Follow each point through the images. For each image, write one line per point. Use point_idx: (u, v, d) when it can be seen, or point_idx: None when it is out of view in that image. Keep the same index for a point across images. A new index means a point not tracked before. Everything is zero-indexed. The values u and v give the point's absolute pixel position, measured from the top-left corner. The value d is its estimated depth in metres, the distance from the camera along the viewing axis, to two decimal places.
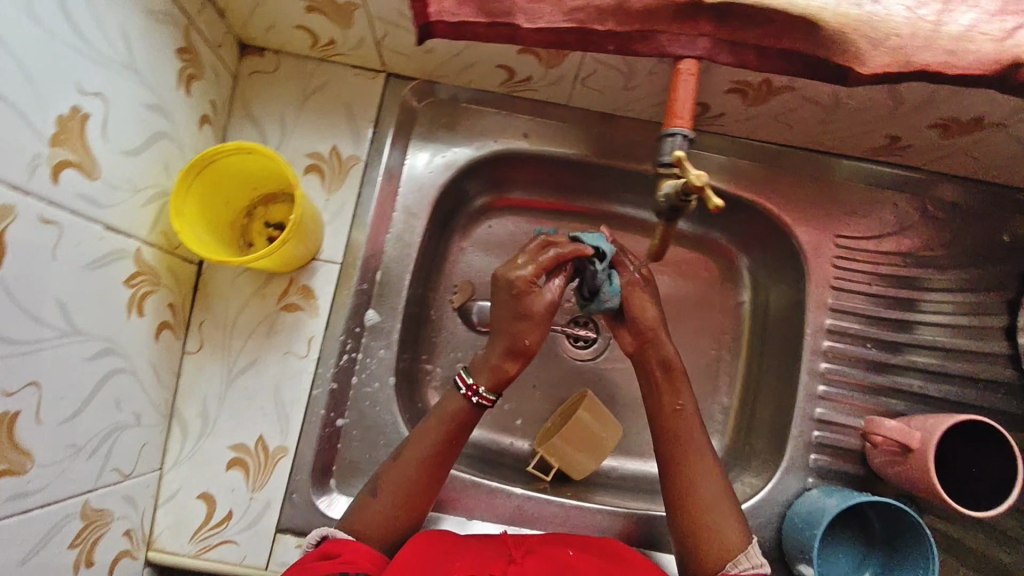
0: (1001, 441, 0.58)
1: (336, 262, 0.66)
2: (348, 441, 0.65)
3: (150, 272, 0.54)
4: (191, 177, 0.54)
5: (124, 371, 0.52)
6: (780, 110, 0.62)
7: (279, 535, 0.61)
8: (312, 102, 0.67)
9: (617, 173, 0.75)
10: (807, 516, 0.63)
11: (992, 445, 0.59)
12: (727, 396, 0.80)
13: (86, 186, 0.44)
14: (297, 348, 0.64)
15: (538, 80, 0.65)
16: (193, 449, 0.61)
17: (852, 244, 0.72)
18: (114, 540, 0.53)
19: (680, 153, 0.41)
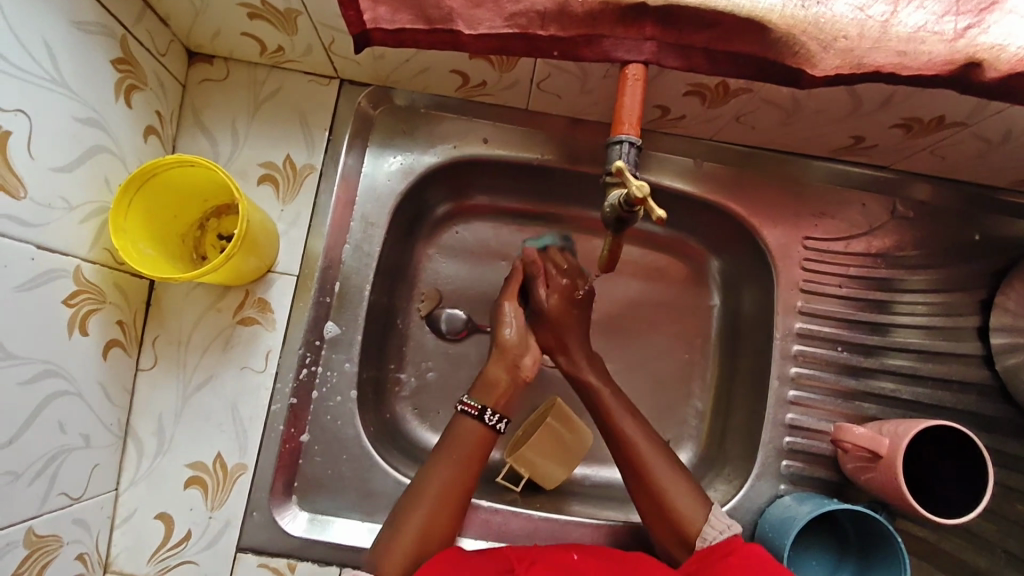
0: (969, 443, 0.57)
1: (293, 274, 0.64)
2: (310, 457, 0.64)
3: (93, 290, 0.53)
4: (132, 193, 0.53)
5: (69, 393, 0.51)
6: (740, 111, 0.61)
7: (240, 554, 0.60)
8: (264, 109, 0.66)
9: (580, 177, 0.74)
10: (778, 525, 0.62)
11: (958, 445, 0.59)
12: (701, 401, 0.80)
13: (9, 206, 0.43)
14: (254, 362, 0.63)
15: (493, 84, 0.63)
16: (150, 468, 0.60)
17: (821, 246, 0.70)
18: (67, 563, 0.53)
19: (621, 164, 0.40)
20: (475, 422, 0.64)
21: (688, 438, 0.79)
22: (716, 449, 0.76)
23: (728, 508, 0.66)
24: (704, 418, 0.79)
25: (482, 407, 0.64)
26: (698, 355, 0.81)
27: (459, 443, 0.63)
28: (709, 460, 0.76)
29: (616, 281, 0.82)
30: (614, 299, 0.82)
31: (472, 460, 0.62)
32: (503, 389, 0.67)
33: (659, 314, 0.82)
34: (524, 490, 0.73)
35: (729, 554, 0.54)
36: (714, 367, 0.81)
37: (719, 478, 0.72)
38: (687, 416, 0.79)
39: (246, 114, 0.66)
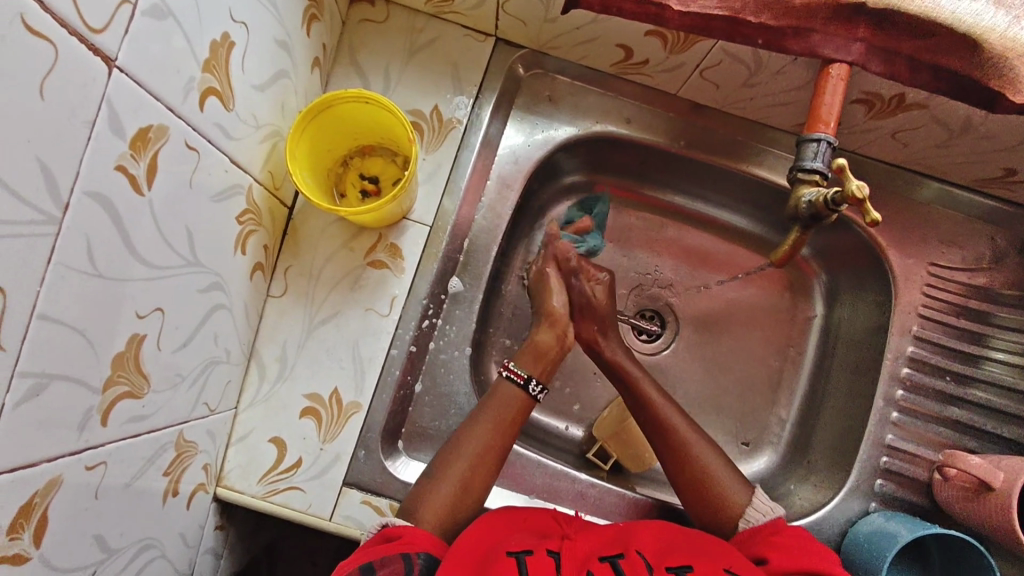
0: None
1: (426, 225, 0.65)
2: (420, 406, 0.67)
3: (256, 211, 0.54)
4: (306, 121, 0.53)
5: (224, 307, 0.52)
6: (902, 126, 0.60)
7: (346, 488, 0.61)
8: (419, 57, 0.66)
9: (703, 167, 0.74)
10: (871, 538, 0.63)
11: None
12: (786, 409, 0.80)
13: (223, 116, 0.43)
14: (379, 306, 0.63)
15: (655, 64, 0.63)
16: (269, 393, 0.62)
17: (944, 274, 0.70)
18: (196, 471, 0.54)
19: (841, 162, 0.40)
20: (518, 390, 0.65)
21: (769, 444, 0.79)
22: (799, 458, 0.76)
23: (815, 517, 0.67)
24: (786, 426, 0.79)
25: (529, 376, 0.66)
26: (790, 364, 0.80)
27: (497, 403, 0.64)
28: (790, 469, 0.76)
29: (718, 280, 0.82)
30: (714, 296, 0.82)
31: (507, 422, 0.63)
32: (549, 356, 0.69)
33: (755, 318, 0.81)
34: (610, 469, 0.73)
35: (773, 534, 0.58)
36: (804, 379, 0.80)
37: (802, 488, 0.73)
38: (770, 423, 0.80)
39: (401, 58, 0.65)
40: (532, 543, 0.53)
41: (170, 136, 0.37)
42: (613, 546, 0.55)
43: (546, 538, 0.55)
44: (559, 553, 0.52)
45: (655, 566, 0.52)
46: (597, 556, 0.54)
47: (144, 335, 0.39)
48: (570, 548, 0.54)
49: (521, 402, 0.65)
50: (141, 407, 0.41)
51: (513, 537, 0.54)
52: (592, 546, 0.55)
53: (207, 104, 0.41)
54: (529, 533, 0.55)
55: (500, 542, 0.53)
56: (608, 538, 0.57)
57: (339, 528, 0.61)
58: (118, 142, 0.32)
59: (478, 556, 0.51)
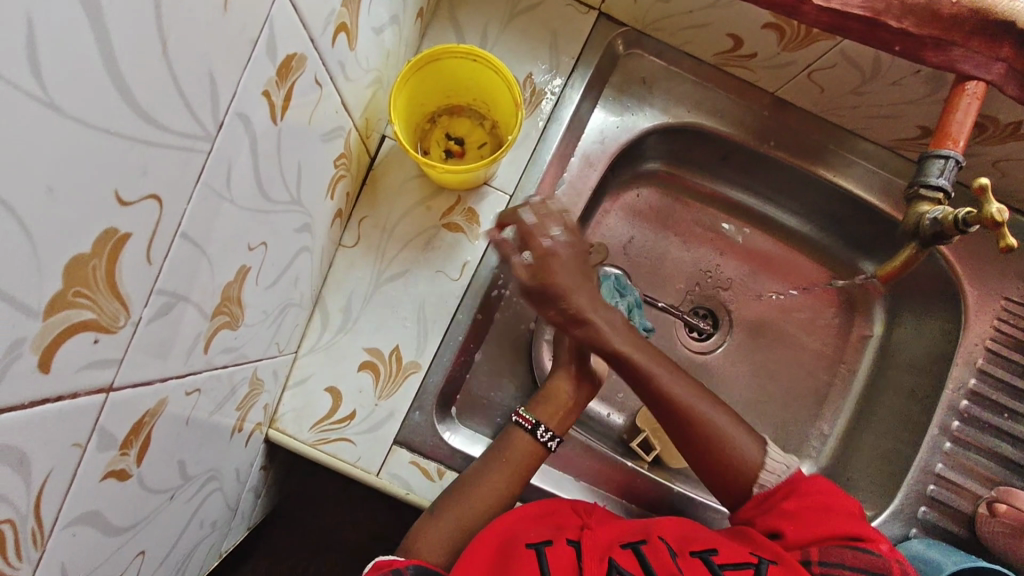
0: None
1: (506, 193, 0.64)
2: (475, 373, 0.67)
3: (348, 156, 0.53)
4: (413, 71, 0.53)
5: (307, 249, 0.51)
6: (1006, 154, 0.59)
7: (396, 447, 0.61)
8: (518, 22, 0.64)
9: (787, 173, 0.73)
10: (912, 565, 0.62)
11: None
12: (829, 425, 0.79)
13: (344, 54, 0.42)
14: (449, 269, 0.63)
15: (761, 59, 0.62)
16: (331, 341, 0.61)
17: (1018, 309, 0.68)
18: (257, 410, 0.54)
19: (984, 182, 0.40)
20: (527, 437, 0.61)
21: (808, 457, 0.78)
22: (838, 475, 0.76)
23: None
24: (827, 442, 0.79)
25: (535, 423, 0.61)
26: (839, 381, 0.80)
27: (508, 449, 0.60)
28: None
29: (778, 287, 0.81)
30: (773, 303, 0.81)
31: (517, 472, 0.59)
32: (561, 406, 0.63)
33: (810, 330, 0.80)
34: (651, 462, 0.72)
35: (786, 497, 0.57)
36: (853, 397, 0.79)
37: None
38: (812, 436, 0.79)
39: (501, 20, 0.64)
40: (549, 535, 0.55)
41: (305, 70, 0.36)
42: (634, 533, 0.57)
43: (565, 528, 0.56)
44: (579, 541, 0.54)
45: (679, 553, 0.54)
46: (619, 543, 0.55)
47: (248, 267, 0.39)
48: (591, 536, 0.55)
49: (532, 451, 0.61)
50: (233, 339, 0.41)
51: (532, 529, 0.56)
52: (613, 534, 0.56)
53: (337, 40, 0.39)
54: (548, 526, 0.56)
55: (519, 535, 0.55)
56: (629, 526, 0.58)
57: (385, 484, 0.61)
58: (268, 65, 0.31)
59: (498, 547, 0.54)
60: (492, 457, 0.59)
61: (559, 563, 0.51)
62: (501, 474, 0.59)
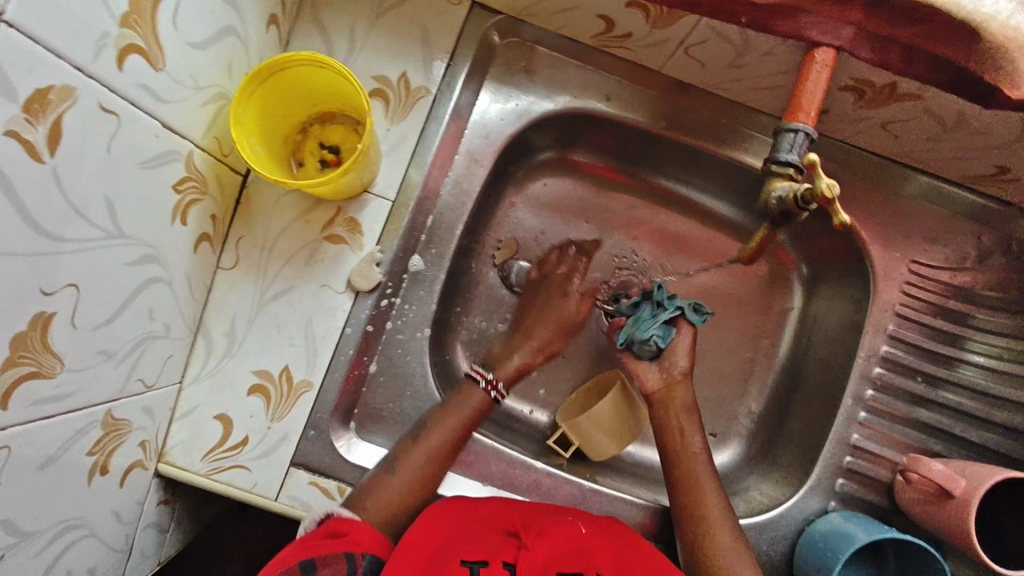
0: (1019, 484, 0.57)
1: (388, 199, 0.61)
2: (374, 385, 0.64)
3: (199, 179, 0.50)
4: (257, 83, 0.49)
5: (160, 281, 0.49)
6: (892, 118, 0.57)
7: (293, 469, 0.60)
8: (387, 19, 0.61)
9: (688, 151, 0.71)
10: (827, 539, 0.62)
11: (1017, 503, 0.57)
12: (755, 401, 0.78)
13: (149, 77, 0.39)
14: (334, 283, 0.60)
15: (638, 39, 0.59)
16: (215, 368, 0.59)
17: (927, 272, 0.68)
18: (130, 449, 0.52)
19: (814, 157, 0.38)
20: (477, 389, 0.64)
21: (736, 436, 0.77)
22: (765, 451, 0.75)
23: (770, 516, 0.66)
24: (754, 419, 0.78)
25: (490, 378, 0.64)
26: (762, 356, 0.79)
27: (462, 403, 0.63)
28: (754, 462, 0.75)
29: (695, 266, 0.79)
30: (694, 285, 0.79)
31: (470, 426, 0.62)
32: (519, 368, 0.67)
33: (731, 307, 0.79)
34: (570, 458, 0.72)
35: None
36: (777, 371, 0.78)
37: (764, 483, 0.72)
38: (738, 414, 0.78)
39: (368, 19, 0.60)
40: (484, 555, 0.50)
41: (77, 99, 0.34)
42: (571, 561, 0.51)
43: (502, 543, 0.52)
44: (515, 565, 0.49)
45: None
46: (555, 570, 0.49)
47: (52, 314, 0.37)
48: (528, 557, 0.50)
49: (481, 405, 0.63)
50: (54, 388, 0.39)
51: (464, 542, 0.52)
52: (551, 554, 0.51)
53: (128, 64, 0.37)
54: (485, 538, 0.52)
55: (450, 549, 0.51)
56: (569, 545, 0.53)
57: (285, 508, 0.59)
58: (8, 104, 0.29)
59: (425, 559, 0.50)
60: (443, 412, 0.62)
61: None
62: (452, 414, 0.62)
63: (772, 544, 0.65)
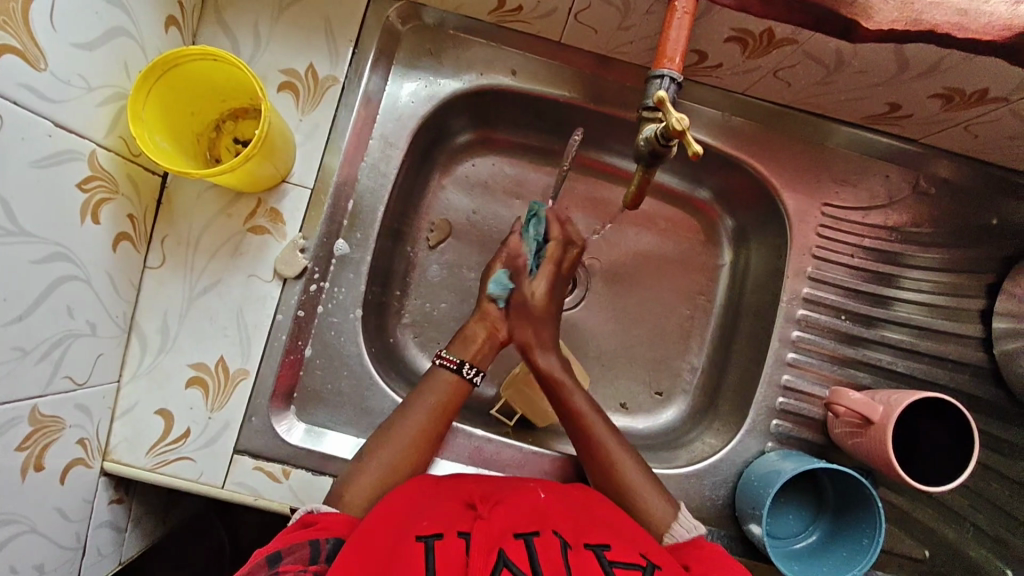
0: (959, 419, 0.60)
1: (307, 187, 0.63)
2: (311, 370, 0.65)
3: (107, 178, 0.52)
4: (153, 80, 0.51)
5: (77, 278, 0.50)
6: (779, 64, 0.59)
7: (237, 456, 0.61)
8: (289, 14, 0.62)
9: (604, 120, 0.73)
10: (762, 479, 0.64)
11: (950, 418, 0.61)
12: (697, 356, 0.80)
13: (32, 78, 0.42)
14: (261, 272, 0.62)
15: (530, 10, 0.61)
16: (152, 364, 0.61)
17: (840, 214, 0.70)
18: (67, 446, 0.54)
19: (661, 94, 0.40)
20: (451, 374, 0.66)
21: (682, 392, 0.79)
22: (708, 403, 0.77)
23: (713, 460, 0.68)
24: (698, 374, 0.80)
25: (461, 361, 0.66)
26: (700, 312, 0.80)
27: (434, 388, 0.64)
28: (698, 415, 0.77)
29: (627, 230, 0.81)
30: (628, 249, 0.81)
31: (444, 412, 0.63)
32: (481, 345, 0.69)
33: (666, 268, 0.81)
34: (516, 425, 0.74)
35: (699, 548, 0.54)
36: (714, 325, 0.80)
37: (708, 433, 0.74)
38: (682, 371, 0.80)
39: (270, 15, 0.62)
40: (440, 526, 0.48)
41: None
42: (528, 523, 0.49)
43: (457, 518, 0.50)
44: (470, 534, 0.47)
45: (573, 545, 0.48)
46: (512, 532, 0.47)
47: None
48: (484, 525, 0.48)
49: (455, 386, 0.65)
50: None
51: (418, 518, 0.50)
52: (508, 520, 0.49)
53: (4, 64, 0.40)
54: (440, 514, 0.50)
55: (406, 530, 0.48)
56: (527, 513, 0.51)
57: (232, 495, 0.61)
58: None
59: (383, 550, 0.46)
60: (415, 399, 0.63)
61: (448, 557, 0.44)
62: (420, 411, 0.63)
63: (715, 489, 0.68)
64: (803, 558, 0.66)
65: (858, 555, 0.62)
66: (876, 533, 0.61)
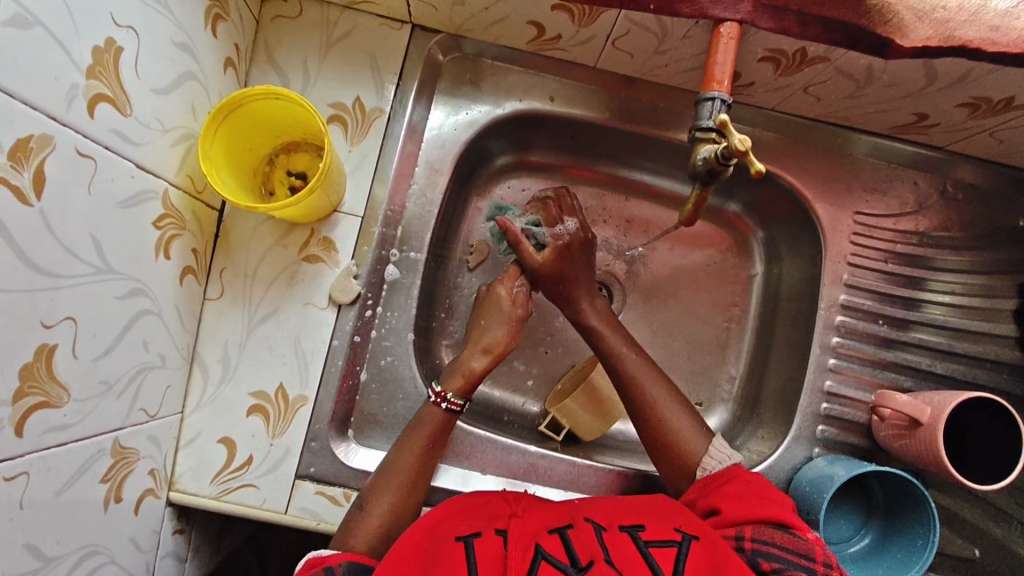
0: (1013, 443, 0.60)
1: (357, 216, 0.65)
2: (366, 394, 0.67)
3: (177, 215, 0.53)
4: (218, 121, 0.53)
5: (151, 313, 0.52)
6: (810, 80, 0.62)
7: (299, 481, 0.62)
8: (336, 51, 0.65)
9: (635, 138, 0.75)
10: (814, 483, 0.65)
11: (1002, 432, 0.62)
12: (735, 366, 0.82)
13: (120, 122, 0.44)
14: (317, 299, 0.64)
15: (568, 39, 0.64)
16: (214, 394, 0.62)
17: (871, 221, 0.72)
18: (140, 477, 0.55)
19: (725, 118, 0.43)
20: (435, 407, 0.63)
21: (722, 401, 0.81)
22: (749, 411, 0.78)
23: (762, 466, 0.69)
24: (736, 383, 0.81)
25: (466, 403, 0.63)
26: (735, 323, 0.82)
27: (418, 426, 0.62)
28: (741, 425, 0.78)
29: (660, 246, 0.82)
30: (662, 263, 0.82)
31: (433, 449, 0.61)
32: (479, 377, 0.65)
33: (700, 281, 0.82)
34: (563, 440, 0.75)
35: (728, 481, 0.57)
36: (750, 337, 0.82)
37: (752, 440, 0.75)
38: (721, 380, 0.81)
39: (319, 54, 0.65)
40: (478, 527, 0.50)
41: (57, 145, 0.38)
42: (560, 520, 0.52)
43: (494, 520, 0.52)
44: (506, 532, 0.49)
45: (608, 530, 0.50)
46: (546, 529, 0.49)
47: (54, 345, 0.41)
48: (519, 525, 0.50)
49: (446, 423, 0.63)
50: (62, 417, 0.43)
51: (465, 523, 0.51)
52: (542, 522, 0.51)
53: (98, 111, 0.42)
54: (477, 519, 0.52)
55: (445, 533, 0.50)
56: (557, 513, 0.53)
57: (295, 520, 0.62)
58: None
59: (425, 552, 0.48)
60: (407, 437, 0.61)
61: (487, 553, 0.45)
62: (414, 440, 0.61)
63: None
64: (861, 561, 0.66)
65: (914, 555, 0.63)
66: (931, 533, 0.62)
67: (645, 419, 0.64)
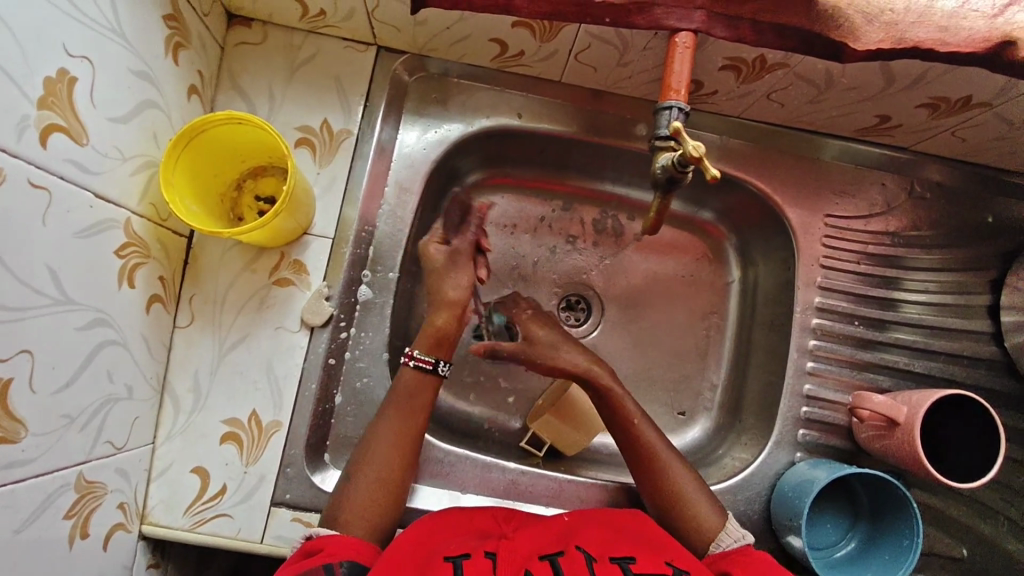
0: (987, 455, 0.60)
1: (328, 237, 0.65)
2: (343, 417, 0.66)
3: (140, 243, 0.53)
4: (179, 150, 0.53)
5: (115, 343, 0.51)
6: (772, 86, 0.62)
7: (275, 508, 0.61)
8: (301, 74, 0.65)
9: (607, 151, 0.75)
10: (797, 488, 0.64)
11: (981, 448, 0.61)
12: (716, 373, 0.81)
13: (76, 152, 0.44)
14: (288, 323, 0.63)
15: (531, 54, 0.64)
16: (185, 424, 0.61)
17: (842, 223, 0.72)
18: (109, 512, 0.53)
19: (679, 125, 0.43)
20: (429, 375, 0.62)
21: (704, 411, 0.80)
22: (732, 418, 0.78)
23: (746, 473, 0.69)
24: (718, 390, 0.81)
25: (437, 360, 0.63)
26: (714, 331, 0.82)
27: (385, 430, 0.59)
28: (724, 432, 0.77)
29: (633, 257, 0.83)
30: (637, 274, 0.82)
31: (406, 446, 0.59)
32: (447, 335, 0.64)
33: (677, 290, 0.83)
34: (545, 455, 0.75)
35: (742, 555, 0.55)
36: (730, 343, 0.82)
37: (736, 448, 0.74)
38: (703, 389, 0.81)
39: (283, 78, 0.65)
40: (468, 546, 0.50)
41: (7, 177, 0.38)
42: (551, 545, 0.51)
43: (485, 539, 0.52)
44: (496, 553, 0.48)
45: (598, 558, 0.49)
46: (538, 554, 0.50)
47: (10, 377, 0.40)
48: (509, 547, 0.50)
49: (410, 431, 0.60)
50: (20, 452, 0.42)
51: (454, 539, 0.51)
52: (533, 545, 0.51)
53: (51, 142, 0.42)
54: (469, 535, 0.52)
55: (436, 548, 0.50)
56: (549, 535, 0.53)
57: (271, 549, 0.61)
58: None
59: (416, 559, 0.48)
60: (369, 443, 0.59)
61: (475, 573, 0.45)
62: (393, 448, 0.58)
63: (750, 504, 0.68)
64: (847, 566, 0.65)
65: (900, 557, 0.62)
66: (915, 532, 0.61)
67: (653, 482, 0.61)
